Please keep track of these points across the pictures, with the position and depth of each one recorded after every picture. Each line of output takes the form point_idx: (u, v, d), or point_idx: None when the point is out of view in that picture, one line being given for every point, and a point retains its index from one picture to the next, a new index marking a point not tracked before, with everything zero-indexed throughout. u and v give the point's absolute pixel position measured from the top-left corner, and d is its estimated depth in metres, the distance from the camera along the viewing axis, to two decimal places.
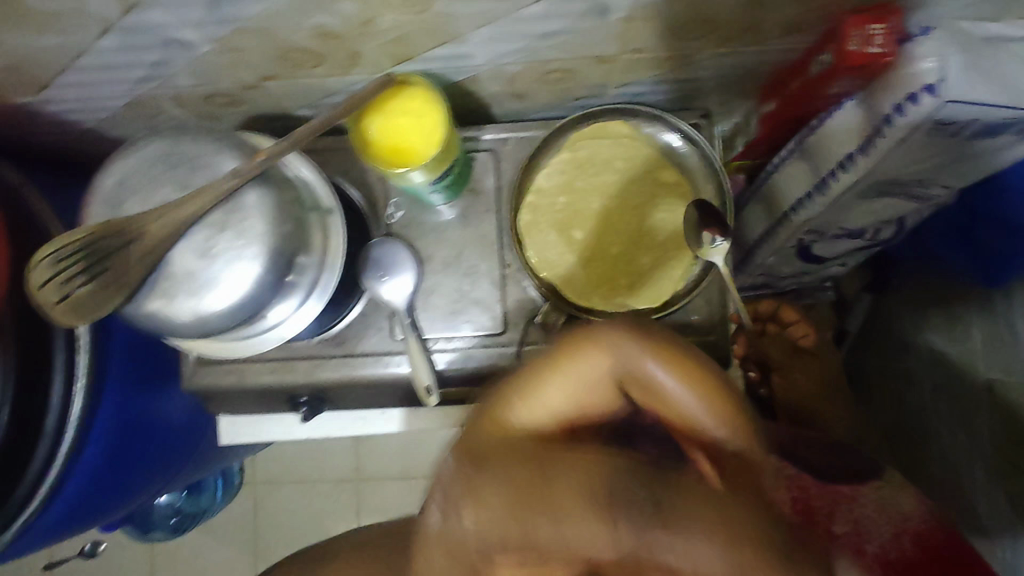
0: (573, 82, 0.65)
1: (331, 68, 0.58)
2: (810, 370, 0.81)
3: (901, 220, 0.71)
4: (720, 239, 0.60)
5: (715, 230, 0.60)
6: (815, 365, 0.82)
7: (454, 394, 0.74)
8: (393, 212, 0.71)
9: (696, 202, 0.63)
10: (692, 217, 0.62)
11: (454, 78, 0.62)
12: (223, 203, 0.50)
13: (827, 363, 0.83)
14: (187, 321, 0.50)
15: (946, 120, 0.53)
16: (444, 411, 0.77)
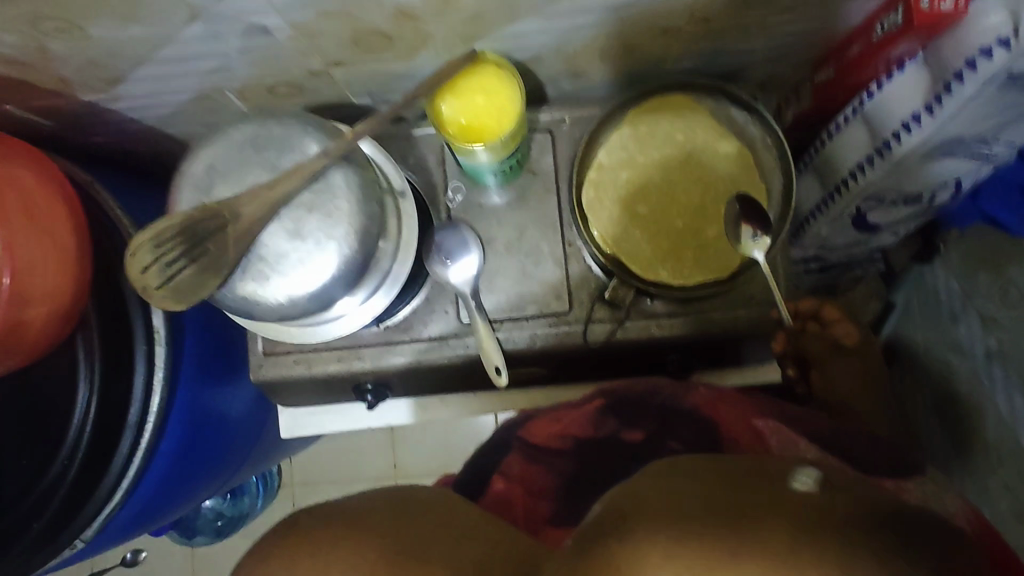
0: (632, 58, 0.66)
1: (402, 51, 0.58)
2: (853, 370, 0.76)
3: (958, 183, 0.71)
4: (760, 234, 0.63)
5: (755, 225, 0.63)
6: (854, 367, 0.76)
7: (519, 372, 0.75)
8: (453, 196, 0.72)
9: (737, 195, 0.65)
10: (733, 211, 0.65)
11: (517, 58, 0.63)
12: (312, 184, 0.50)
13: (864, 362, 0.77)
14: (277, 304, 0.51)
15: (1018, 73, 0.53)
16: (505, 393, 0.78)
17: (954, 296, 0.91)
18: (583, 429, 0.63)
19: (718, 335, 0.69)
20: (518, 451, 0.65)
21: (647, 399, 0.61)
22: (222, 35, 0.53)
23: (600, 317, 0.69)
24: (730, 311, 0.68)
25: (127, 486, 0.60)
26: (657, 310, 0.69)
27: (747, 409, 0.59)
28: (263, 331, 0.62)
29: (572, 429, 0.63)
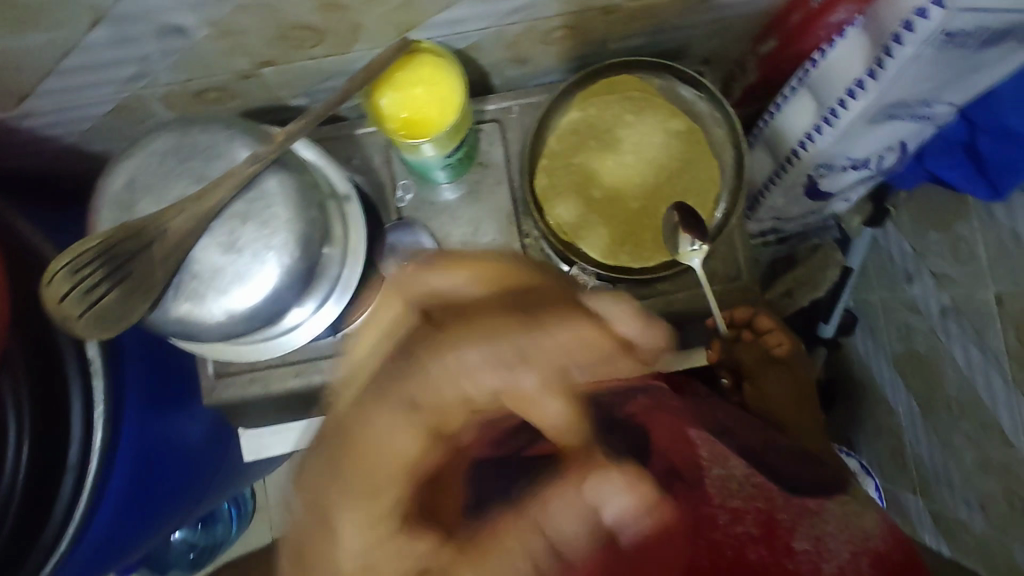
0: (574, 40, 0.64)
1: (332, 46, 0.56)
2: (782, 381, 0.77)
3: (902, 144, 0.72)
4: (698, 244, 0.62)
5: (694, 235, 0.62)
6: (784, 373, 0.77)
7: None
8: (403, 195, 0.69)
9: (675, 204, 0.64)
10: (671, 222, 0.64)
11: (456, 46, 0.61)
12: (243, 193, 0.47)
13: (797, 373, 0.78)
14: (219, 325, 0.47)
15: (954, 32, 0.52)
16: None
17: (908, 256, 0.94)
18: None
19: (682, 315, 0.68)
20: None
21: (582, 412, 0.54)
22: (132, 39, 0.49)
23: None
24: (694, 289, 0.68)
25: (75, 533, 0.56)
26: (621, 295, 0.68)
27: (681, 416, 0.55)
28: (210, 351, 0.59)
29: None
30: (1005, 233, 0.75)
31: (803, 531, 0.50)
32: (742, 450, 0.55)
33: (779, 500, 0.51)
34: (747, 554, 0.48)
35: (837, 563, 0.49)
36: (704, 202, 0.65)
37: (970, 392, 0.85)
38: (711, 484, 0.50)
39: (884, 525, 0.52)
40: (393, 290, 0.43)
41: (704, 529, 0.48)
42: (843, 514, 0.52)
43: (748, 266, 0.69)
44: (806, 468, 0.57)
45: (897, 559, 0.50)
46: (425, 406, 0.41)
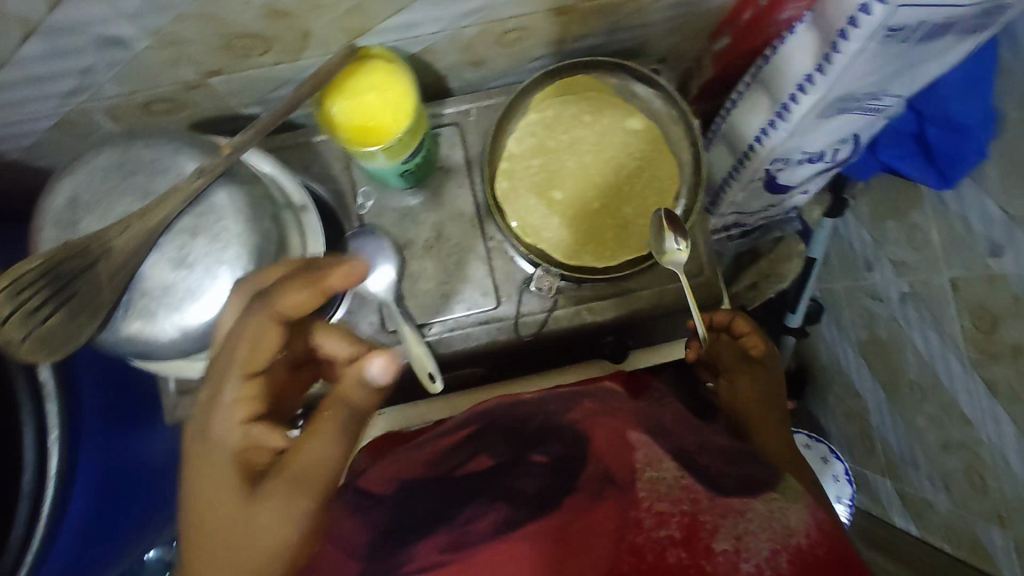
0: (529, 41, 0.64)
1: (282, 53, 0.55)
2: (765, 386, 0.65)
3: (856, 137, 0.73)
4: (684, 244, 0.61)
5: (681, 235, 0.61)
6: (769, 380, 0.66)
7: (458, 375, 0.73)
8: (363, 202, 0.69)
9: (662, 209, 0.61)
10: (658, 220, 0.61)
11: (411, 51, 0.60)
12: (192, 207, 0.46)
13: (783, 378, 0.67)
14: (171, 343, 0.46)
15: (896, 27, 0.54)
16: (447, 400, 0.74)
17: (868, 244, 0.96)
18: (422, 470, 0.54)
19: (648, 313, 0.69)
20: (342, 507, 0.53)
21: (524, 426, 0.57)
22: (71, 51, 0.48)
23: (530, 309, 0.68)
24: (657, 286, 0.69)
25: (31, 564, 0.53)
26: (585, 295, 0.68)
27: (625, 424, 0.54)
28: (168, 370, 0.57)
29: (404, 475, 0.56)
30: (957, 219, 0.77)
31: (724, 530, 0.43)
32: (676, 452, 0.52)
33: (702, 499, 0.45)
34: (666, 557, 0.41)
35: (756, 563, 0.41)
36: (665, 198, 0.66)
37: (930, 374, 0.87)
38: (642, 488, 0.46)
39: (813, 521, 0.46)
40: (257, 314, 0.43)
41: (625, 532, 0.43)
42: (769, 514, 0.45)
43: (710, 262, 0.69)
44: (739, 468, 0.52)
45: (822, 555, 0.43)
46: (257, 365, 0.44)
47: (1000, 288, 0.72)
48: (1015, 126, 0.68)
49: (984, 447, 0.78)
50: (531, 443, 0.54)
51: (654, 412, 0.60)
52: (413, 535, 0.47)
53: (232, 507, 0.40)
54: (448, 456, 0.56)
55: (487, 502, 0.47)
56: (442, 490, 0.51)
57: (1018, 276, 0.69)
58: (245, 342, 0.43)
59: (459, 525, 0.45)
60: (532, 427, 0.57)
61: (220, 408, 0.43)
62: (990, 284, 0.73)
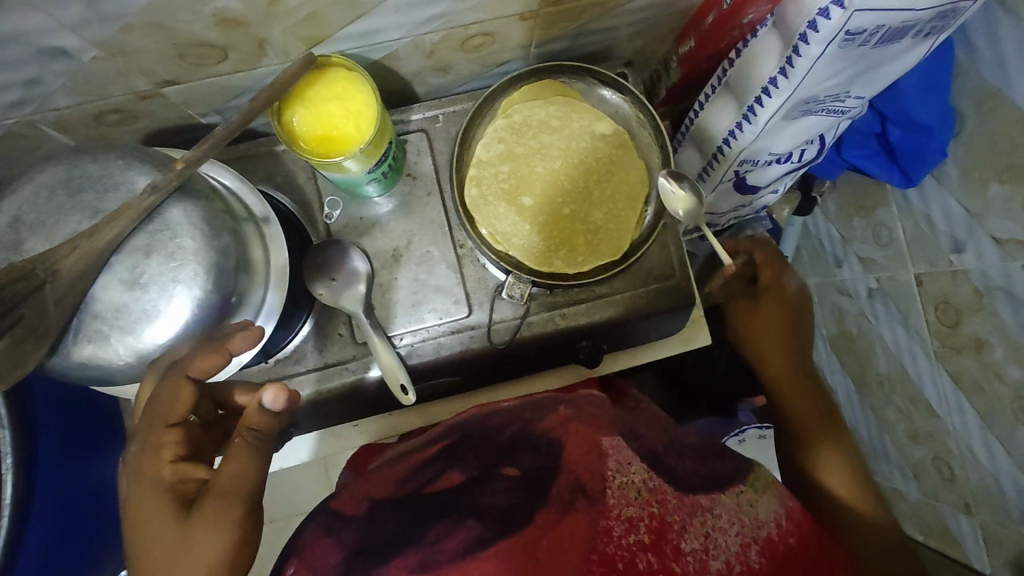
0: (495, 46, 0.63)
1: (238, 62, 0.53)
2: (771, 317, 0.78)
3: (821, 137, 0.74)
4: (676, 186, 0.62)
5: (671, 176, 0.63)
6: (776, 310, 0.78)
7: (430, 386, 0.71)
8: (329, 211, 0.67)
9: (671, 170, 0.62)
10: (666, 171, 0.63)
11: (373, 57, 0.59)
12: (144, 225, 0.44)
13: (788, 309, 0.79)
14: (127, 366, 0.44)
15: (856, 31, 0.54)
16: (422, 410, 0.74)
17: (837, 242, 0.97)
18: (389, 488, 0.53)
19: (619, 318, 0.69)
20: (314, 525, 0.51)
21: (496, 437, 0.56)
22: (12, 62, 0.45)
23: (502, 316, 0.67)
24: (628, 290, 0.69)
25: None
26: (557, 300, 0.68)
27: (599, 427, 0.54)
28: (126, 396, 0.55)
29: (375, 493, 0.53)
30: (921, 216, 0.79)
31: (692, 530, 0.47)
32: (643, 452, 0.53)
33: (671, 496, 0.49)
34: (637, 563, 0.45)
35: (724, 559, 0.47)
36: (636, 202, 0.66)
37: (899, 368, 0.89)
38: (613, 496, 0.47)
39: (781, 511, 0.53)
40: (171, 377, 0.44)
41: (596, 542, 0.45)
42: (737, 508, 0.50)
43: (680, 264, 0.70)
44: (706, 467, 0.55)
45: (791, 541, 0.51)
46: (175, 417, 0.45)
47: (962, 283, 0.74)
48: (973, 125, 0.69)
49: (950, 438, 0.80)
50: (501, 454, 0.52)
51: (629, 420, 0.60)
52: (384, 551, 0.46)
53: (167, 537, 0.41)
54: (418, 471, 0.54)
55: (457, 520, 0.46)
56: (412, 509, 0.49)
57: (979, 272, 0.71)
58: (160, 400, 0.44)
59: (428, 544, 0.45)
60: (505, 437, 0.55)
61: (139, 457, 0.43)
62: (953, 279, 0.75)
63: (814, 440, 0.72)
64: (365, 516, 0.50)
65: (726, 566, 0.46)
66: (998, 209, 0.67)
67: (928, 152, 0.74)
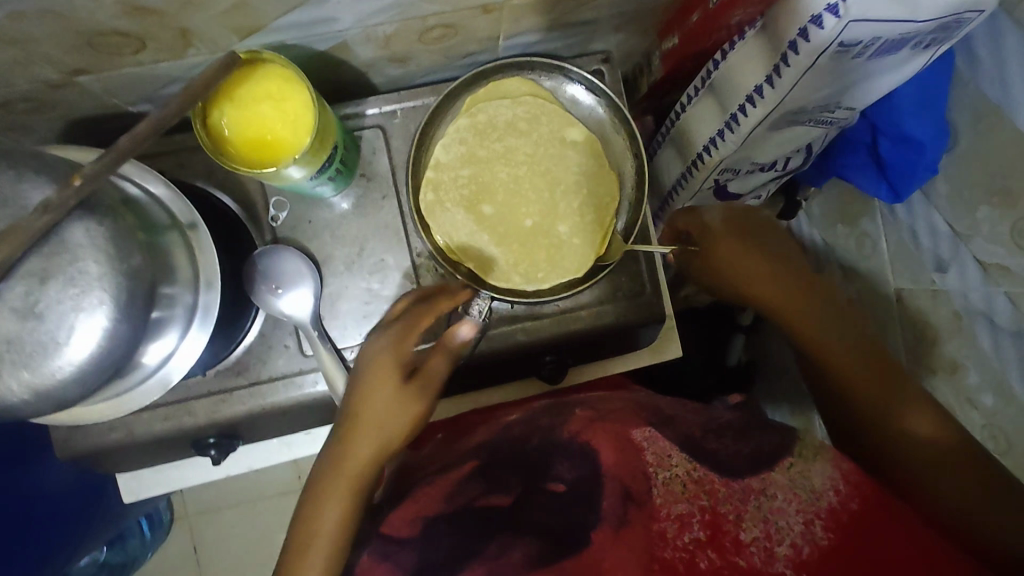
0: (458, 38, 0.58)
1: (159, 52, 0.47)
2: (745, 258, 0.63)
3: (809, 146, 0.70)
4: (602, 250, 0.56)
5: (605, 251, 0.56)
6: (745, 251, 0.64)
7: None
8: (275, 213, 0.62)
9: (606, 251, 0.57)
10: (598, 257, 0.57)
11: (320, 48, 0.53)
12: (39, 247, 0.39)
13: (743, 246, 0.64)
14: (26, 400, 0.40)
15: (849, 42, 0.49)
16: None
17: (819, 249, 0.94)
18: (435, 506, 0.51)
19: (585, 334, 0.66)
20: (369, 552, 0.50)
21: (523, 445, 0.56)
22: None
23: None
24: (595, 308, 0.65)
25: None
26: (520, 314, 0.65)
27: (625, 422, 0.56)
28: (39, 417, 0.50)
29: (424, 509, 0.51)
30: (907, 231, 0.76)
31: (749, 517, 0.47)
32: (681, 440, 0.53)
33: (719, 485, 0.49)
34: (698, 563, 0.45)
35: (790, 543, 0.45)
36: (606, 213, 0.61)
37: None
38: (659, 494, 0.49)
39: (838, 474, 0.49)
40: (425, 312, 0.55)
41: (654, 549, 0.46)
42: (791, 483, 0.49)
43: (652, 280, 0.66)
44: (748, 444, 0.53)
45: (856, 506, 0.47)
46: (428, 320, 0.55)
47: (942, 304, 0.72)
48: (968, 141, 0.65)
49: None
50: (537, 462, 0.53)
51: (648, 403, 0.62)
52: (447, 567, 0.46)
53: (388, 396, 0.52)
54: (456, 487, 0.53)
55: (512, 538, 0.47)
56: (465, 531, 0.48)
57: (960, 294, 0.69)
58: (425, 311, 0.55)
59: (491, 558, 0.46)
60: (531, 444, 0.55)
61: (388, 334, 0.54)
62: (934, 299, 0.73)
63: (883, 405, 0.56)
64: (418, 536, 0.49)
65: (794, 550, 0.45)
66: (985, 233, 0.65)
67: (918, 169, 0.69)
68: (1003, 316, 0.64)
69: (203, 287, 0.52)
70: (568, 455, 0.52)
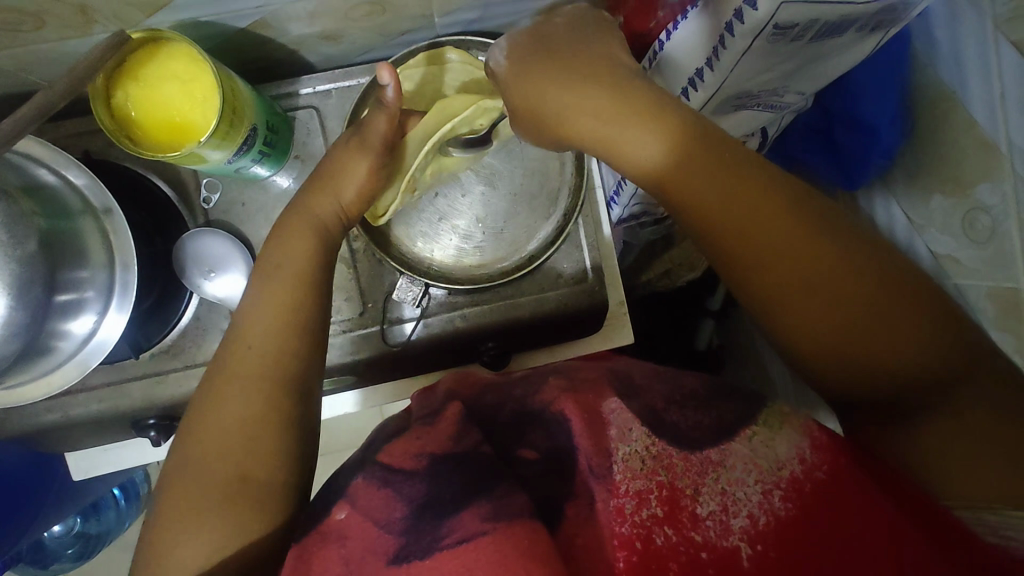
0: (389, 15, 0.56)
1: (62, 30, 0.45)
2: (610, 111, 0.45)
3: (764, 129, 0.68)
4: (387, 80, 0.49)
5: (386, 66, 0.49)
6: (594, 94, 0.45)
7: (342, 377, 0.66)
8: (207, 195, 0.61)
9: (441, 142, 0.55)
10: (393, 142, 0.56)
11: (240, 25, 0.51)
12: None
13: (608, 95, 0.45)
14: None
15: (785, 25, 0.47)
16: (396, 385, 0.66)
17: None
18: (442, 444, 0.43)
19: (529, 320, 0.66)
20: (365, 476, 0.41)
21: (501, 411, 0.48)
22: None
23: (398, 316, 0.64)
24: (536, 297, 0.65)
25: None
26: (460, 301, 0.64)
27: (597, 391, 0.46)
28: None
29: (429, 444, 0.43)
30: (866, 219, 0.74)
31: (706, 490, 0.38)
32: (642, 410, 0.43)
33: (677, 458, 0.39)
34: (654, 540, 0.36)
35: (746, 515, 0.37)
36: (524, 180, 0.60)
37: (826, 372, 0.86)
38: (619, 471, 0.39)
39: (806, 442, 0.39)
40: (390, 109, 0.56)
41: (605, 525, 0.37)
42: (752, 452, 0.39)
43: (596, 267, 0.65)
44: (713, 411, 0.42)
45: (822, 477, 0.38)
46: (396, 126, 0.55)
47: None
48: (924, 126, 0.63)
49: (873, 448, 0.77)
50: (513, 430, 0.45)
51: (623, 372, 0.52)
52: (455, 503, 0.38)
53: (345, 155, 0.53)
54: (463, 424, 0.45)
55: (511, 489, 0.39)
56: (468, 468, 0.40)
57: None
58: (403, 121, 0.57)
59: (498, 497, 0.38)
60: (505, 413, 0.47)
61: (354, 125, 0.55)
62: None
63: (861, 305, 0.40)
64: (426, 470, 0.41)
65: (750, 523, 0.36)
66: (938, 222, 0.63)
67: (870, 156, 0.67)
68: None
69: (118, 267, 0.51)
70: (544, 422, 0.43)
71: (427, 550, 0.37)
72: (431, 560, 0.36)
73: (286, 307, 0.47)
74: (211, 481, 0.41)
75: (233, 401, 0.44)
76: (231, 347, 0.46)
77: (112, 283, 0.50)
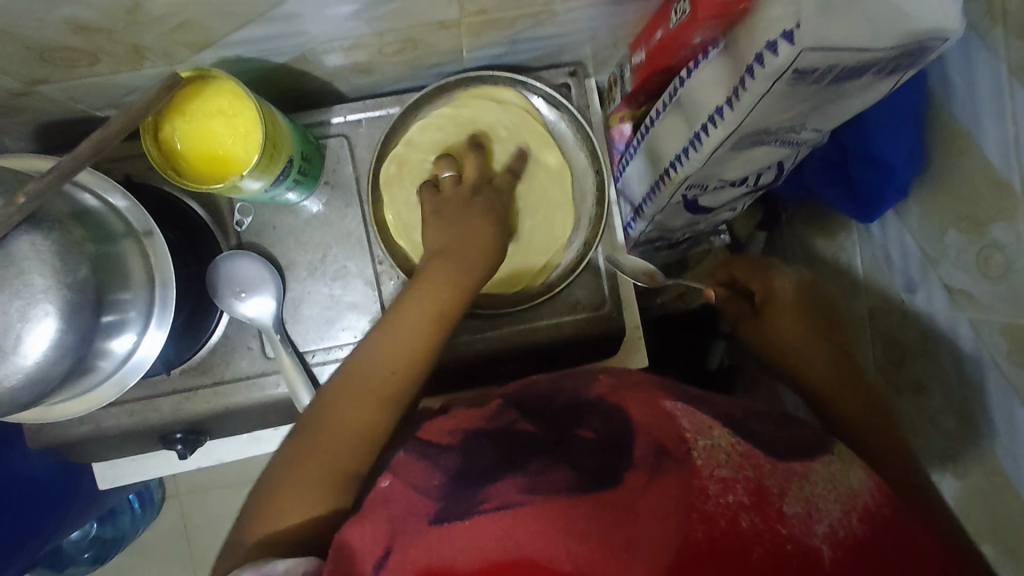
0: (421, 51, 0.58)
1: (114, 64, 0.48)
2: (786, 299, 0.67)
3: (780, 163, 0.69)
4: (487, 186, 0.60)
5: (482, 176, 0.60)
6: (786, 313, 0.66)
7: None
8: (240, 218, 0.64)
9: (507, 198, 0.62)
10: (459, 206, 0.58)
11: (279, 60, 0.53)
12: None
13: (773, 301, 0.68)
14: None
15: (805, 70, 0.48)
16: None
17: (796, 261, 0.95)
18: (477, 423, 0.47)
19: (548, 343, 0.67)
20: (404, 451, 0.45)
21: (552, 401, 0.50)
22: None
23: None
24: (553, 319, 0.66)
25: None
26: (479, 325, 0.66)
27: (653, 392, 0.48)
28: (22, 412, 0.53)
29: (464, 423, 0.47)
30: (880, 251, 0.76)
31: (791, 494, 0.41)
32: (719, 417, 0.46)
33: (763, 461, 0.42)
34: (740, 523, 0.39)
35: (829, 524, 0.40)
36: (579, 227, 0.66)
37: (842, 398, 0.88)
38: (700, 457, 0.42)
39: (872, 480, 0.44)
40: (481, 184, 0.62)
41: (693, 500, 0.39)
42: (831, 476, 0.43)
43: (612, 293, 0.67)
44: (789, 433, 0.47)
45: (889, 512, 0.41)
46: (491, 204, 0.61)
47: (911, 325, 0.71)
48: (940, 164, 0.64)
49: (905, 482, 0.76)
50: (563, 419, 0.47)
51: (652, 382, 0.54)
52: (487, 475, 0.41)
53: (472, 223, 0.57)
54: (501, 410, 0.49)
55: (554, 461, 0.42)
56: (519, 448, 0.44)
57: (927, 317, 0.68)
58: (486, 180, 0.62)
59: (534, 471, 0.41)
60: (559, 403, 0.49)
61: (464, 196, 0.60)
62: (903, 319, 0.72)
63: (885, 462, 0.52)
64: (462, 445, 0.44)
65: (830, 531, 0.39)
66: (952, 257, 0.63)
67: (887, 191, 0.69)
68: (965, 340, 0.63)
69: (157, 287, 0.53)
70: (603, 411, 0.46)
71: (467, 510, 0.39)
72: (469, 520, 0.39)
73: (413, 297, 0.51)
74: (306, 474, 0.46)
75: (345, 403, 0.48)
76: (363, 354, 0.50)
77: (151, 303, 0.53)
